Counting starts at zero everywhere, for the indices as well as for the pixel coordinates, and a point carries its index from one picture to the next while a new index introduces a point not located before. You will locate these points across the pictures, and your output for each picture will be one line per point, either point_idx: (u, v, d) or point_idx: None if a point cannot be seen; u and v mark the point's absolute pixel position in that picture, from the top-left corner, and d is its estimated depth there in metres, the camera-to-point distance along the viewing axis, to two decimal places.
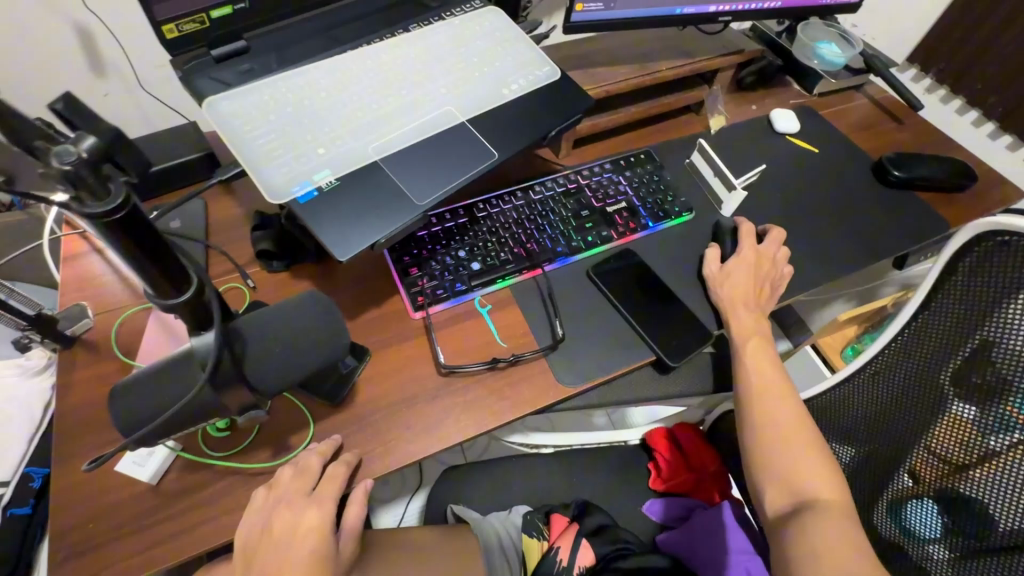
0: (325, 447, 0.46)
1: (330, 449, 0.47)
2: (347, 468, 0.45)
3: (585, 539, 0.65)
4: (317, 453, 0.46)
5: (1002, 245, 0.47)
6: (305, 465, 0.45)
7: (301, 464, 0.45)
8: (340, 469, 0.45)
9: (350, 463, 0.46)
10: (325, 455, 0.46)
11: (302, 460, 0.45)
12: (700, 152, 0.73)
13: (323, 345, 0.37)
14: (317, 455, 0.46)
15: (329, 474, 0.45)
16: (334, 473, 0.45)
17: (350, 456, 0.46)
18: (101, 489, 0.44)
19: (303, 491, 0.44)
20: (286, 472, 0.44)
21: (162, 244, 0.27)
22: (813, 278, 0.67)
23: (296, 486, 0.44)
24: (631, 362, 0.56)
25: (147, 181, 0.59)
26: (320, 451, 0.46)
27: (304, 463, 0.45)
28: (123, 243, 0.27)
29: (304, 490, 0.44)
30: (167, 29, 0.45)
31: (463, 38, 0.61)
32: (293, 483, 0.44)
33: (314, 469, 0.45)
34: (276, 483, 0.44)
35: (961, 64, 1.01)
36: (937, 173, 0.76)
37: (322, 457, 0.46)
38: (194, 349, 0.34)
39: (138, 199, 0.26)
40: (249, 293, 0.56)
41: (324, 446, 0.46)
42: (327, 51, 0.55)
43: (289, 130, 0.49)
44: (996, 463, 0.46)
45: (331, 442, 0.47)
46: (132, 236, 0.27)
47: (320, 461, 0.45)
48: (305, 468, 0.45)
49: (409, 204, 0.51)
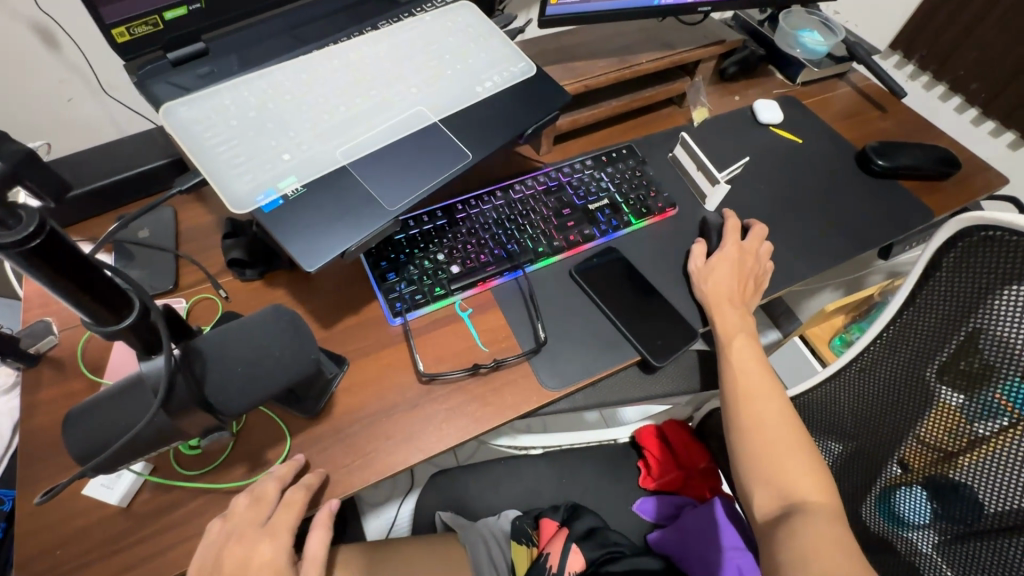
0: (284, 470, 0.44)
1: (290, 471, 0.44)
2: (307, 492, 0.44)
3: (574, 543, 0.63)
4: (275, 479, 0.44)
5: (989, 236, 0.47)
6: (260, 494, 0.43)
7: (257, 492, 0.43)
8: (299, 494, 0.43)
9: (310, 486, 0.44)
10: (282, 480, 0.44)
11: (257, 488, 0.43)
12: (682, 145, 0.71)
13: (288, 361, 0.37)
14: (274, 482, 0.43)
15: (285, 502, 0.43)
16: (292, 500, 0.43)
17: (313, 478, 0.44)
18: (67, 514, 0.43)
19: (255, 524, 0.42)
20: (241, 502, 0.42)
21: (89, 263, 0.27)
22: (797, 271, 0.66)
23: (249, 518, 0.42)
24: (616, 363, 0.55)
25: (111, 189, 0.57)
26: (278, 477, 0.44)
27: (260, 492, 0.43)
28: (47, 272, 0.26)
29: (256, 523, 0.42)
30: (117, 33, 0.43)
31: (434, 36, 0.59)
32: (246, 515, 0.42)
33: (270, 497, 0.43)
34: (230, 514, 0.42)
35: (944, 50, 1.00)
36: (920, 161, 0.76)
37: (279, 483, 0.44)
38: (145, 373, 0.34)
39: (55, 223, 0.26)
40: (222, 303, 0.54)
41: (283, 469, 0.44)
42: (290, 52, 0.54)
43: (253, 136, 0.48)
44: (984, 449, 0.46)
45: (291, 463, 0.45)
46: (55, 262, 0.26)
47: (277, 487, 0.43)
48: (261, 496, 0.43)
49: (381, 210, 0.49)
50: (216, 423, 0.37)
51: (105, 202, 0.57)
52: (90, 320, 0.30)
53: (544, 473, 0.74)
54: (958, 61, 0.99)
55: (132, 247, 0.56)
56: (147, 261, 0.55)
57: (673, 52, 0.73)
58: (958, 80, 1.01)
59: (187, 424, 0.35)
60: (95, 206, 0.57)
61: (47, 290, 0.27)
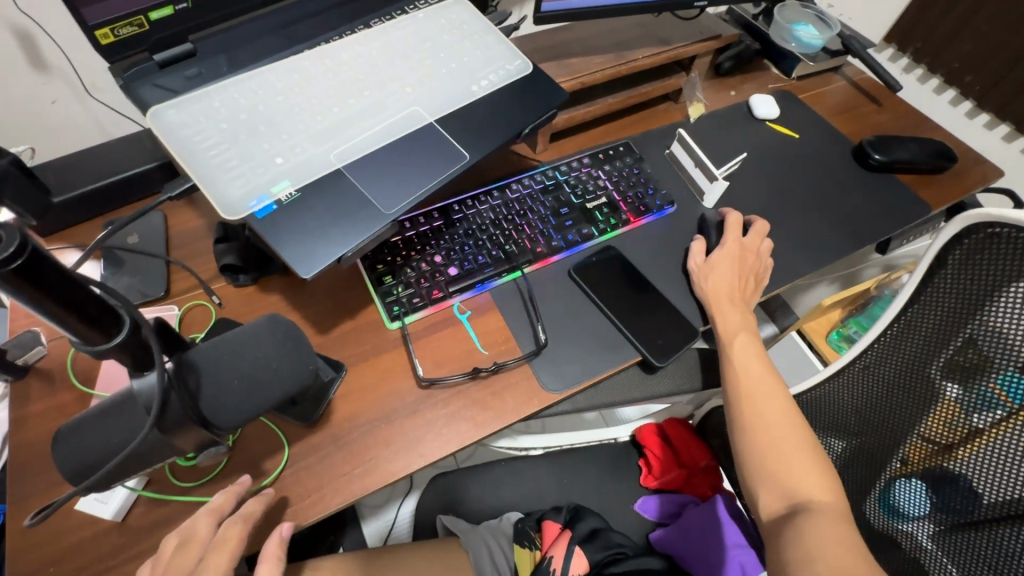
0: (221, 501, 0.42)
1: (228, 501, 0.42)
2: (244, 523, 0.41)
3: (578, 546, 0.63)
4: (207, 513, 0.41)
5: (993, 233, 0.46)
6: (192, 533, 0.40)
7: (188, 530, 0.40)
8: (236, 526, 0.41)
9: (249, 516, 0.41)
10: (218, 513, 0.41)
11: (188, 526, 0.40)
12: (679, 141, 0.71)
13: (286, 373, 0.36)
14: (208, 516, 0.41)
15: (220, 537, 0.40)
16: (227, 533, 0.40)
17: (252, 505, 0.42)
18: (59, 530, 0.42)
19: (185, 568, 0.38)
20: (170, 543, 0.39)
21: (68, 279, 0.27)
22: (797, 268, 0.65)
23: (178, 561, 0.38)
24: (617, 364, 0.54)
25: (99, 195, 0.55)
26: (212, 510, 0.41)
27: (191, 530, 0.40)
28: (28, 290, 0.26)
29: (186, 565, 0.38)
30: (101, 34, 0.41)
31: (428, 34, 0.58)
32: (175, 557, 0.39)
33: (204, 534, 0.40)
34: (220, 528, 0.41)
35: (938, 42, 1.00)
36: (917, 155, 0.75)
37: (214, 517, 0.41)
38: (137, 392, 0.33)
39: (33, 239, 0.26)
40: (215, 310, 0.53)
41: (218, 502, 0.42)
42: (279, 53, 0.53)
43: (243, 139, 0.47)
44: (981, 441, 0.47)
45: (230, 492, 0.42)
46: (35, 280, 0.26)
47: (210, 523, 0.41)
48: (192, 535, 0.40)
49: (377, 213, 0.49)
50: (212, 436, 0.36)
51: (92, 207, 0.56)
52: (78, 338, 0.30)
53: (545, 474, 0.73)
54: (952, 54, 0.99)
55: (122, 253, 0.54)
56: (137, 268, 0.54)
57: (669, 48, 0.72)
58: (952, 73, 1.01)
59: (182, 439, 0.34)
60: (82, 211, 0.55)
61: (31, 310, 0.28)
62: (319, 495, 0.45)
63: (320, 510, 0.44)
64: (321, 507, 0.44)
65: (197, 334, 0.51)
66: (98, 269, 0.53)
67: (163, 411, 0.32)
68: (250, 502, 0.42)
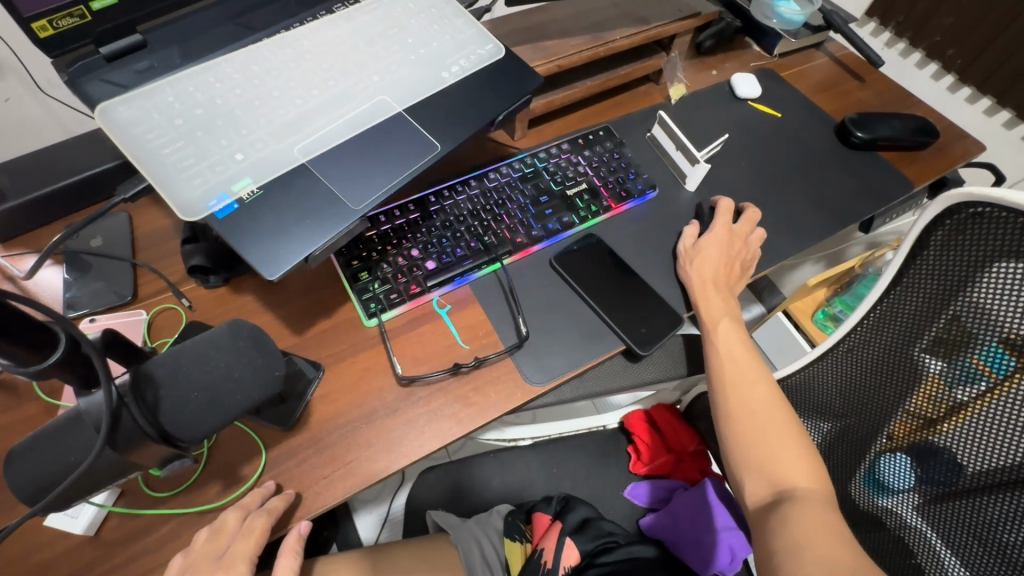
0: (249, 498, 0.42)
1: (255, 499, 0.42)
2: (268, 518, 0.41)
3: (569, 538, 0.63)
4: (236, 509, 0.41)
5: (975, 211, 0.45)
6: (220, 524, 0.41)
7: (217, 524, 0.41)
8: (260, 521, 0.41)
9: (274, 511, 0.42)
10: (246, 509, 0.42)
11: (219, 518, 0.41)
12: (660, 124, 0.69)
13: (251, 382, 0.35)
14: (236, 511, 0.41)
15: (245, 530, 0.41)
16: (251, 527, 0.41)
17: (278, 502, 0.42)
18: (31, 547, 0.40)
19: (212, 557, 0.40)
20: (201, 534, 0.41)
21: None
22: (781, 248, 0.65)
23: (207, 551, 0.40)
24: (601, 354, 0.53)
25: (55, 197, 0.53)
26: (240, 506, 0.42)
27: (220, 522, 0.41)
28: None
29: (212, 557, 0.40)
30: (39, 27, 0.38)
31: (394, 19, 0.56)
32: (205, 546, 0.40)
33: (232, 526, 0.41)
34: (220, 528, 0.41)
35: (920, 15, 0.99)
36: (899, 131, 0.75)
37: (242, 513, 0.41)
38: (84, 410, 0.32)
39: None
40: (185, 313, 0.51)
41: (248, 498, 0.42)
42: (236, 43, 0.50)
43: (202, 138, 0.45)
44: (963, 414, 0.47)
45: (259, 491, 0.43)
46: None
47: (237, 517, 0.41)
48: (221, 527, 0.41)
49: (345, 209, 0.47)
50: (175, 450, 0.34)
51: (49, 210, 0.53)
52: (7, 359, 0.29)
53: (534, 465, 0.73)
54: (933, 28, 0.98)
55: (86, 257, 0.52)
56: (100, 273, 0.51)
57: (647, 28, 0.70)
58: (934, 47, 1.00)
59: (142, 454, 0.33)
60: (39, 215, 0.53)
61: None
62: (303, 497, 0.44)
63: (302, 511, 0.43)
64: (303, 509, 0.44)
65: (167, 339, 0.49)
66: (61, 274, 0.51)
67: (115, 427, 0.31)
68: (273, 500, 0.42)
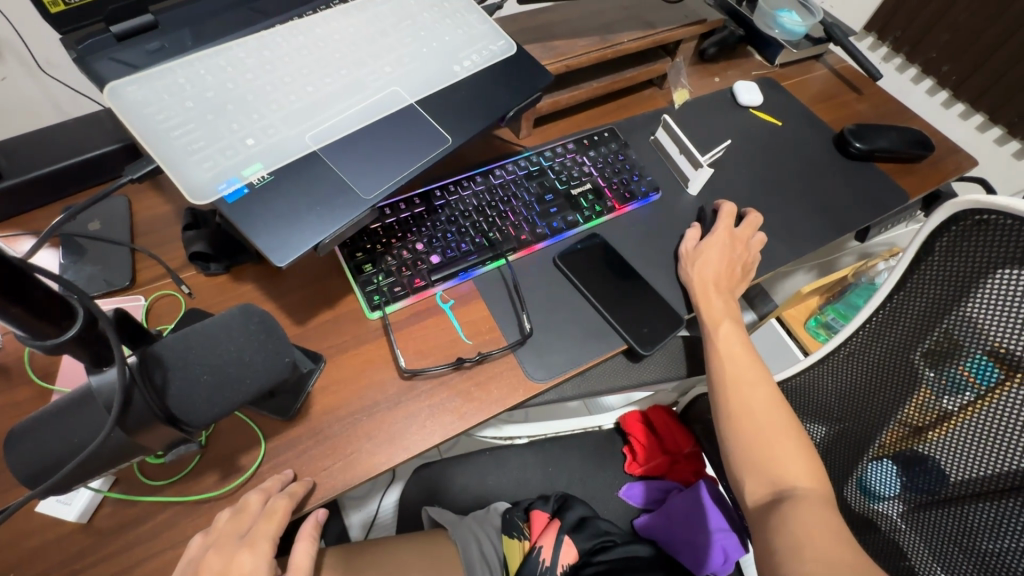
0: (270, 482, 0.42)
1: (276, 484, 0.42)
2: (290, 501, 0.41)
3: (568, 535, 0.64)
4: (258, 491, 0.41)
5: (980, 220, 0.46)
6: (242, 505, 0.40)
7: (239, 503, 0.41)
8: (282, 503, 0.41)
9: (294, 494, 0.41)
10: (267, 492, 0.41)
11: (241, 500, 0.41)
12: (664, 128, 0.70)
13: (261, 367, 0.35)
14: (257, 494, 0.41)
15: (268, 511, 0.40)
16: (272, 509, 0.40)
17: (298, 486, 0.42)
18: (23, 535, 0.39)
19: (233, 536, 0.39)
20: (223, 515, 0.40)
21: (22, 271, 0.26)
22: (779, 253, 0.66)
23: (229, 530, 0.39)
24: (605, 352, 0.53)
25: (52, 179, 0.52)
26: (262, 489, 0.41)
27: (242, 503, 0.40)
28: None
29: (234, 535, 0.39)
30: (50, 2, 0.37)
31: (406, 11, 0.56)
32: (227, 526, 0.40)
33: (253, 508, 0.40)
34: (241, 508, 0.40)
35: (918, 31, 1.01)
36: (896, 143, 0.76)
37: (263, 496, 0.41)
38: (95, 389, 0.31)
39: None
40: (184, 300, 0.50)
41: (269, 482, 0.42)
42: (247, 28, 0.50)
43: (212, 120, 0.45)
44: (950, 423, 0.48)
45: (279, 476, 0.43)
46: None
47: (259, 499, 0.41)
48: (243, 507, 0.40)
49: (355, 199, 0.47)
50: (181, 435, 0.34)
51: (45, 192, 0.52)
52: (24, 331, 0.28)
53: (529, 464, 0.73)
54: (930, 44, 1.01)
55: (83, 241, 0.51)
56: (99, 256, 0.51)
57: (655, 32, 0.71)
58: (929, 63, 1.02)
59: (148, 437, 0.33)
60: (34, 196, 0.52)
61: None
62: (315, 487, 0.43)
63: (314, 498, 0.43)
64: (315, 498, 0.43)
65: (166, 326, 0.48)
66: (58, 257, 0.50)
67: (125, 410, 0.31)
68: (295, 484, 0.42)
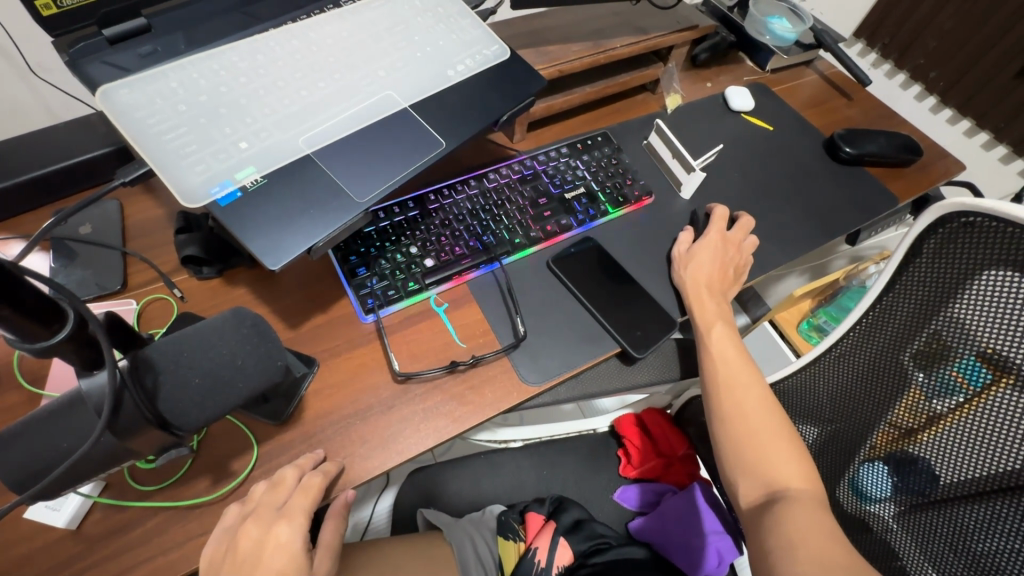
0: (304, 460, 0.43)
1: (310, 461, 0.43)
2: (324, 478, 0.42)
3: (562, 538, 0.63)
4: (293, 467, 0.42)
5: (967, 222, 0.47)
6: (279, 479, 0.42)
7: (275, 477, 0.42)
8: (316, 480, 0.42)
9: (328, 473, 0.43)
10: (302, 469, 0.42)
11: (276, 474, 0.42)
12: (657, 132, 0.70)
13: (253, 371, 0.34)
14: (293, 469, 0.42)
15: (303, 486, 0.41)
16: (308, 485, 0.41)
17: (331, 465, 0.43)
18: (13, 541, 0.39)
19: (272, 507, 0.40)
20: (259, 487, 0.41)
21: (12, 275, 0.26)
22: (770, 256, 0.66)
23: (267, 501, 0.41)
24: (597, 355, 0.54)
25: (42, 183, 0.51)
26: (298, 465, 0.42)
27: (279, 476, 0.42)
28: None
29: (272, 506, 0.40)
30: (42, 6, 0.37)
31: (401, 16, 0.56)
32: (265, 497, 0.41)
33: (290, 482, 0.42)
34: (279, 481, 0.42)
35: (906, 37, 1.03)
36: (886, 148, 0.77)
37: (299, 471, 0.42)
38: (86, 392, 0.31)
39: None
40: (176, 303, 0.50)
41: (303, 460, 0.43)
42: (241, 32, 0.50)
43: (205, 124, 0.45)
44: (941, 424, 0.48)
45: (313, 454, 0.44)
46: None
47: (295, 474, 0.42)
48: (280, 481, 0.41)
49: (349, 202, 0.47)
50: (173, 439, 0.34)
51: (34, 196, 0.52)
52: (13, 334, 0.28)
53: (524, 467, 0.73)
54: (919, 50, 1.02)
55: (74, 244, 0.51)
56: (90, 260, 0.50)
57: (647, 37, 0.71)
58: (918, 69, 1.04)
59: (139, 441, 0.32)
60: (24, 202, 0.51)
61: None
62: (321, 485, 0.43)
63: (344, 480, 0.44)
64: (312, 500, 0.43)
65: (157, 330, 0.48)
66: (49, 261, 0.49)
67: (115, 412, 0.31)
68: (329, 462, 0.43)
